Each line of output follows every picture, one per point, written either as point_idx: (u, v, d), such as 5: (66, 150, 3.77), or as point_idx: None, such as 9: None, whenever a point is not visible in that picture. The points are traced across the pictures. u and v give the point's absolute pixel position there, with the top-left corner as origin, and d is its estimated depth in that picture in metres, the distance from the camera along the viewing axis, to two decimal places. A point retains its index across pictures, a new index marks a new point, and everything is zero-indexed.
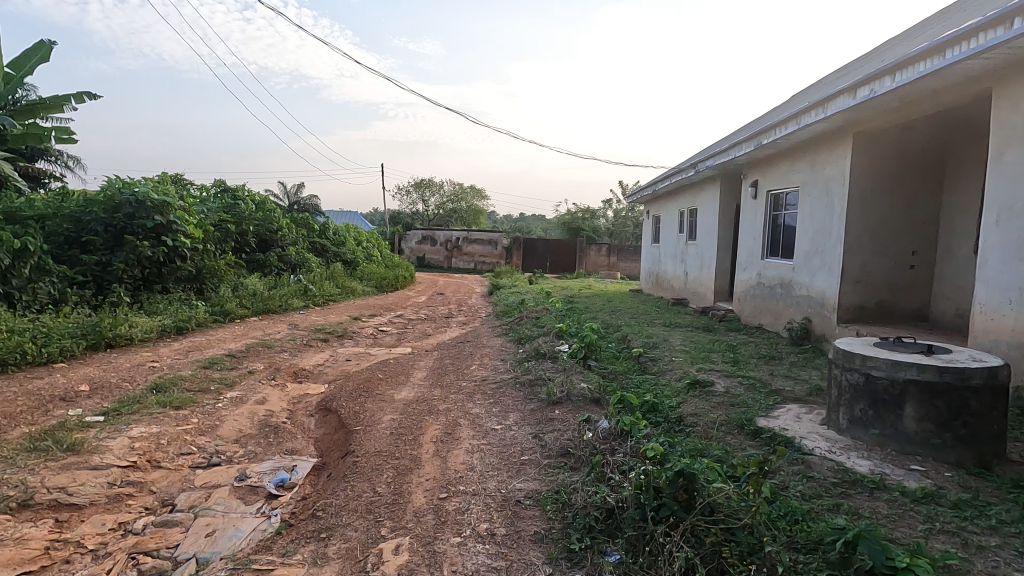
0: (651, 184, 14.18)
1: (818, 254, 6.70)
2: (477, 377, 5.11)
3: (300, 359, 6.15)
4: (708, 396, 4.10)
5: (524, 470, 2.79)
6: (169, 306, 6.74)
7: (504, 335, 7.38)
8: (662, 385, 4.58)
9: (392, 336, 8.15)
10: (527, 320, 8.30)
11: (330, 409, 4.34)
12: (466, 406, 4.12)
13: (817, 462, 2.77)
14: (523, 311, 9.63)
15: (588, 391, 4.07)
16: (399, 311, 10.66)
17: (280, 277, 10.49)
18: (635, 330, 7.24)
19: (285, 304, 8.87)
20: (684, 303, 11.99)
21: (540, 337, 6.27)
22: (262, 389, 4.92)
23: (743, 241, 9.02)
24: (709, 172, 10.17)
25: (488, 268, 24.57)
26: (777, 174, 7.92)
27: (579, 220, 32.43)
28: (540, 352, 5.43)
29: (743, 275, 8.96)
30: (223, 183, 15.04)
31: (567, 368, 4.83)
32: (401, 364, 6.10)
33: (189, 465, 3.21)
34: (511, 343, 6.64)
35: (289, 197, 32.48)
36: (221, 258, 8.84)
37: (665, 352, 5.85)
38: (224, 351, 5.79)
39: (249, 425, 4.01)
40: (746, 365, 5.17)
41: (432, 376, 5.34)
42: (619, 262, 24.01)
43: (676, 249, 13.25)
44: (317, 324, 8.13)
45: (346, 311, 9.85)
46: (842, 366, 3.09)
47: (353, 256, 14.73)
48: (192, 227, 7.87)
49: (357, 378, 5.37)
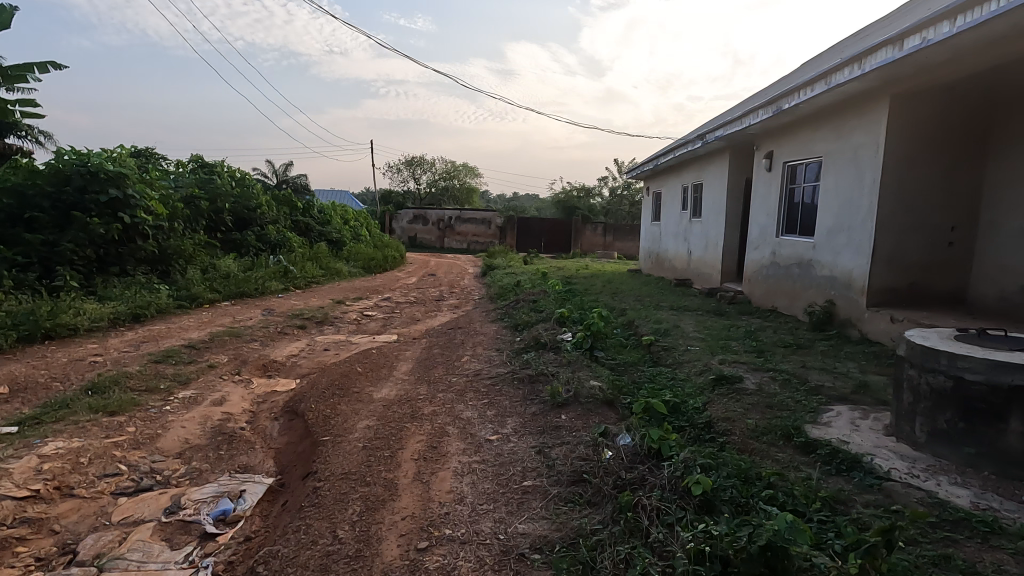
0: (652, 158, 13.48)
1: (844, 231, 6.10)
2: (469, 371, 4.49)
3: (272, 349, 5.51)
4: (740, 396, 3.50)
5: (528, 504, 2.18)
6: (126, 291, 6.06)
7: (499, 321, 6.75)
8: (683, 381, 3.98)
9: (377, 322, 7.50)
10: (523, 304, 7.68)
11: (297, 412, 3.71)
12: (456, 408, 3.51)
13: (899, 490, 2.19)
14: (518, 293, 9.01)
15: (599, 391, 3.46)
16: (386, 294, 10.00)
17: (258, 258, 9.78)
18: (642, 314, 6.63)
19: (262, 287, 8.20)
20: (688, 284, 11.42)
21: (539, 324, 5.65)
22: (221, 386, 4.28)
23: (755, 218, 8.39)
24: (717, 144, 9.50)
25: (481, 248, 23.92)
26: (796, 144, 7.26)
27: (574, 199, 31.69)
28: (540, 341, 4.81)
29: (754, 254, 8.36)
30: (199, 158, 14.19)
31: (573, 361, 4.22)
32: (385, 355, 5.47)
33: (111, 491, 2.60)
34: (507, 330, 6.02)
35: (277, 176, 31.45)
36: (190, 237, 8.13)
37: (679, 341, 5.25)
38: (183, 342, 5.13)
39: (198, 434, 3.39)
40: (773, 355, 4.58)
41: (419, 369, 4.71)
42: (615, 241, 23.35)
43: (678, 227, 12.60)
44: (296, 309, 7.47)
45: (330, 294, 9.17)
46: (919, 366, 2.49)
47: (339, 236, 14.00)
48: (154, 203, 7.15)
49: (334, 372, 4.74)
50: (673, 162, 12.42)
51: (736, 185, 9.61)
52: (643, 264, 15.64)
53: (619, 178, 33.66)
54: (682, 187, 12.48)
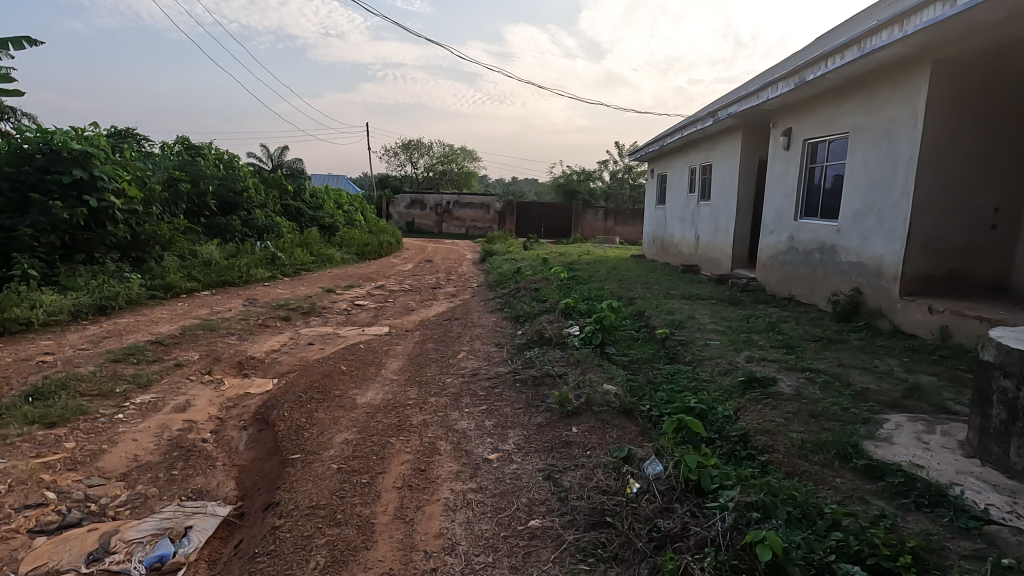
0: (658, 139, 12.90)
1: (873, 214, 5.60)
2: (466, 369, 4.03)
3: (251, 344, 5.04)
4: (778, 403, 3.04)
5: (538, 556, 1.73)
6: (93, 281, 5.58)
7: (498, 311, 6.27)
8: (708, 384, 3.52)
9: (368, 312, 7.02)
10: (524, 292, 7.21)
11: (268, 420, 3.25)
12: (449, 418, 3.05)
13: (1003, 537, 1.74)
14: (519, 280, 8.53)
15: (615, 397, 2.99)
16: (380, 282, 9.51)
17: (244, 244, 9.28)
18: (652, 304, 6.16)
19: (246, 275, 7.71)
20: (695, 270, 10.93)
21: (543, 316, 5.19)
22: (187, 388, 3.82)
23: (771, 200, 7.89)
24: (730, 122, 8.93)
25: (480, 234, 23.41)
26: (819, 119, 6.72)
27: (574, 183, 31.04)
28: (545, 336, 4.33)
29: (770, 239, 7.87)
30: (185, 140, 13.61)
31: (582, 360, 3.76)
32: (374, 349, 5.00)
33: (28, 529, 2.16)
34: (508, 322, 5.54)
35: (273, 160, 30.79)
36: (169, 222, 7.63)
37: (697, 334, 4.78)
38: (151, 336, 4.67)
39: (150, 448, 2.93)
40: (804, 350, 4.11)
41: (411, 368, 4.24)
42: (616, 226, 22.79)
43: (685, 211, 12.09)
44: (281, 299, 6.99)
45: (319, 282, 8.68)
46: (1018, 377, 2.02)
47: (332, 221, 13.49)
48: (127, 184, 6.63)
49: (316, 370, 4.27)
50: (681, 142, 11.85)
51: (749, 166, 9.07)
52: (648, 249, 15.15)
53: (620, 161, 32.95)
54: (690, 169, 11.92)
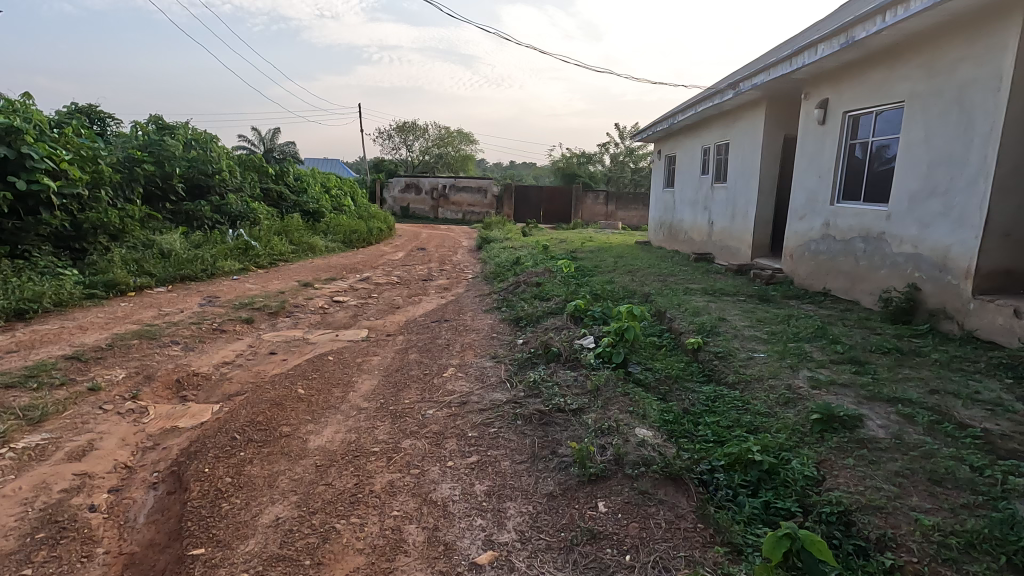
0: (667, 117, 11.99)
1: (937, 196, 4.76)
2: (453, 395, 3.19)
3: (198, 356, 4.20)
4: (877, 458, 2.21)
5: None
6: (13, 278, 4.73)
7: (495, 312, 5.43)
8: (768, 424, 2.69)
9: (347, 310, 6.16)
10: (524, 287, 6.36)
11: (182, 477, 2.41)
12: (426, 479, 2.22)
13: None
14: (518, 272, 7.68)
15: (653, 451, 2.18)
16: (365, 273, 8.64)
17: (214, 233, 8.39)
18: (673, 303, 5.31)
19: (210, 268, 6.85)
20: (709, 258, 10.10)
21: (548, 321, 4.35)
22: (93, 423, 2.97)
23: (801, 182, 7.03)
24: (752, 94, 8.02)
25: (478, 219, 22.48)
26: (864, 88, 5.85)
27: (574, 166, 30.01)
28: (552, 350, 3.49)
29: (800, 225, 7.03)
30: (158, 120, 12.63)
31: (600, 385, 2.93)
32: (345, 361, 4.16)
33: None
34: (506, 327, 4.69)
35: (266, 145, 29.70)
36: (122, 208, 6.77)
37: (735, 344, 3.95)
38: (70, 349, 3.83)
39: (7, 527, 2.11)
40: (876, 369, 3.28)
41: (386, 391, 3.40)
42: (618, 211, 21.88)
43: (697, 194, 11.20)
44: (247, 296, 6.13)
45: (296, 275, 7.82)
46: None
47: (317, 206, 12.57)
48: (66, 165, 5.78)
49: (268, 393, 3.43)
50: (692, 120, 10.94)
51: (773, 144, 8.18)
52: (654, 235, 14.31)
53: (621, 143, 31.84)
54: (702, 149, 11.03)
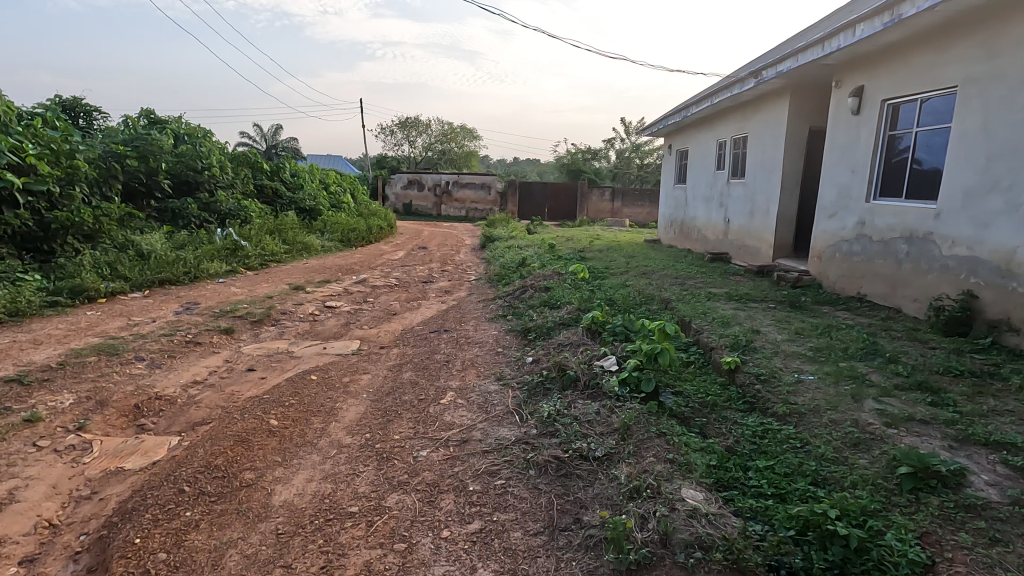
0: (680, 109, 11.45)
1: (997, 193, 4.23)
2: (452, 431, 2.67)
3: (164, 374, 3.71)
4: (1002, 536, 1.72)
5: None
6: None
7: (500, 321, 4.91)
8: (842, 474, 2.17)
9: (339, 318, 5.65)
10: (532, 292, 5.84)
11: (107, 548, 1.92)
12: (414, 563, 1.72)
13: None
14: (524, 274, 7.18)
15: (711, 527, 1.68)
16: (362, 275, 8.14)
17: (201, 232, 7.91)
18: (699, 311, 4.79)
19: (193, 270, 6.37)
20: (726, 258, 9.56)
21: (561, 334, 3.84)
22: (21, 467, 2.49)
23: (831, 177, 6.48)
24: (775, 83, 7.47)
25: (481, 216, 21.97)
26: (908, 73, 5.30)
27: (579, 162, 29.43)
28: (568, 374, 2.98)
29: (829, 224, 6.50)
30: (148, 114, 12.16)
31: (629, 422, 2.41)
32: (329, 380, 3.65)
33: None
34: (513, 340, 4.17)
35: (268, 141, 29.20)
36: (97, 205, 6.29)
37: (779, 363, 3.42)
38: (14, 370, 3.35)
39: None
40: (955, 398, 2.78)
41: (374, 423, 2.89)
42: (624, 207, 21.32)
43: (712, 190, 10.66)
44: (231, 301, 5.65)
45: (288, 277, 7.34)
46: None
47: (314, 203, 12.08)
48: (32, 159, 5.32)
49: (236, 423, 2.93)
50: (707, 112, 10.39)
51: (797, 137, 7.64)
52: (664, 233, 13.77)
53: (627, 138, 31.23)
54: (717, 143, 10.49)
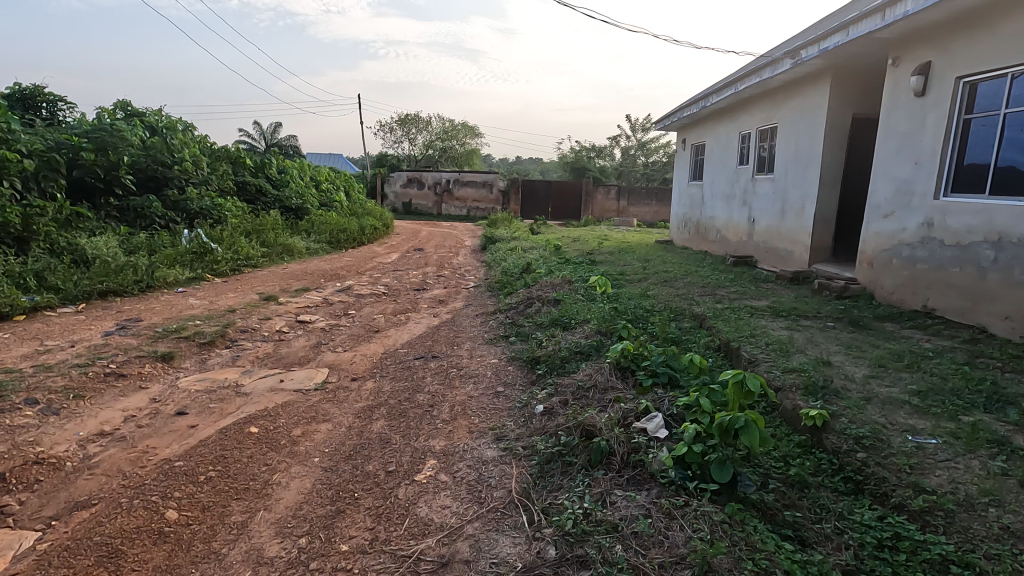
0: (698, 98, 10.53)
1: None
2: (429, 540, 1.78)
3: (58, 425, 2.84)
4: None
5: None
6: None
7: (501, 346, 4.00)
8: None
9: (310, 336, 4.78)
10: (539, 306, 4.93)
11: None
12: None
13: None
14: (528, 281, 6.30)
15: None
16: (347, 281, 7.29)
17: (164, 233, 7.06)
18: (745, 333, 3.89)
19: (145, 278, 5.52)
20: (751, 262, 8.65)
21: (580, 371, 2.96)
22: None
23: (886, 171, 5.59)
24: (815, 65, 6.57)
25: (482, 215, 21.10)
26: (994, 43, 4.42)
27: (584, 159, 28.51)
28: (597, 442, 2.08)
29: (884, 224, 5.61)
30: (125, 106, 11.35)
31: (706, 548, 1.51)
32: (273, 433, 2.75)
33: None
34: (517, 376, 3.27)
35: (264, 138, 28.34)
36: (32, 203, 5.44)
37: (879, 416, 2.52)
38: None
39: None
40: None
41: (317, 517, 1.99)
42: (630, 206, 20.43)
43: (733, 188, 9.76)
44: (183, 316, 4.79)
45: (261, 285, 6.49)
46: None
47: (301, 201, 11.22)
48: None
49: (118, 512, 2.04)
50: (728, 102, 9.49)
51: (839, 126, 6.73)
52: (678, 235, 12.86)
53: (633, 135, 30.30)
54: (739, 136, 9.58)
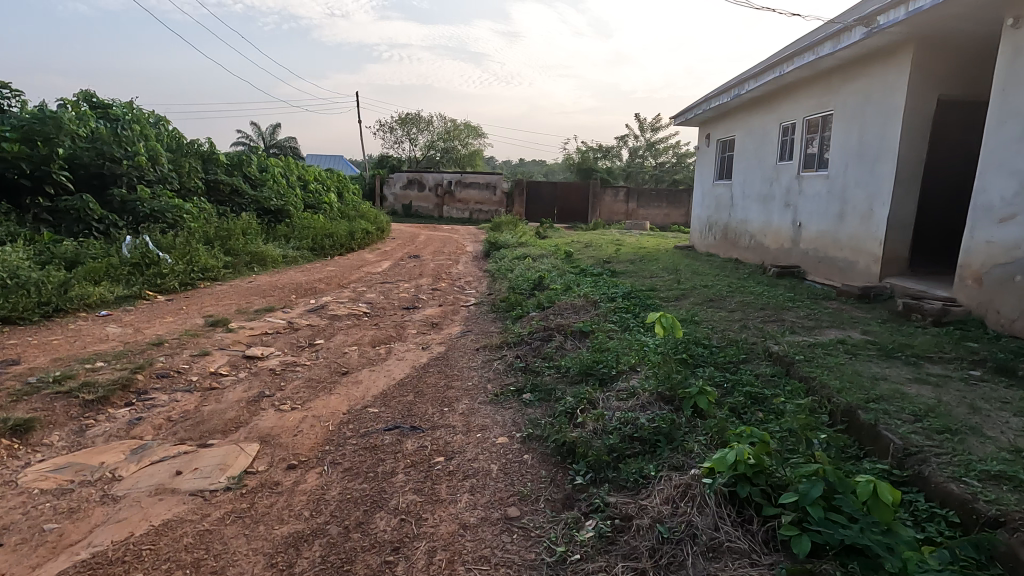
0: (729, 86, 9.29)
1: None
2: None
3: None
4: None
5: None
6: None
7: (512, 410, 2.76)
8: None
9: (253, 381, 3.55)
10: (561, 341, 3.68)
11: None
12: None
13: None
14: (541, 301, 5.05)
15: None
16: (323, 298, 6.07)
17: (101, 240, 5.87)
18: (871, 393, 2.64)
19: (54, 301, 4.32)
20: (799, 273, 7.39)
21: (651, 493, 1.73)
22: None
23: (1002, 162, 4.34)
24: (891, 36, 5.34)
25: (485, 218, 19.88)
26: None
27: (591, 159, 27.24)
28: None
29: (999, 231, 4.36)
30: (89, 97, 10.20)
31: None
32: None
33: None
34: (540, 481, 2.03)
35: (261, 139, 27.29)
36: None
37: None
38: None
39: None
40: None
41: None
42: (641, 208, 19.13)
43: (771, 186, 8.51)
44: (82, 355, 3.58)
45: (212, 304, 5.26)
46: None
47: (282, 203, 10.01)
48: None
49: None
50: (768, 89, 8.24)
51: (921, 110, 5.48)
52: (702, 240, 11.59)
53: (641, 134, 29.04)
54: (781, 128, 8.33)
